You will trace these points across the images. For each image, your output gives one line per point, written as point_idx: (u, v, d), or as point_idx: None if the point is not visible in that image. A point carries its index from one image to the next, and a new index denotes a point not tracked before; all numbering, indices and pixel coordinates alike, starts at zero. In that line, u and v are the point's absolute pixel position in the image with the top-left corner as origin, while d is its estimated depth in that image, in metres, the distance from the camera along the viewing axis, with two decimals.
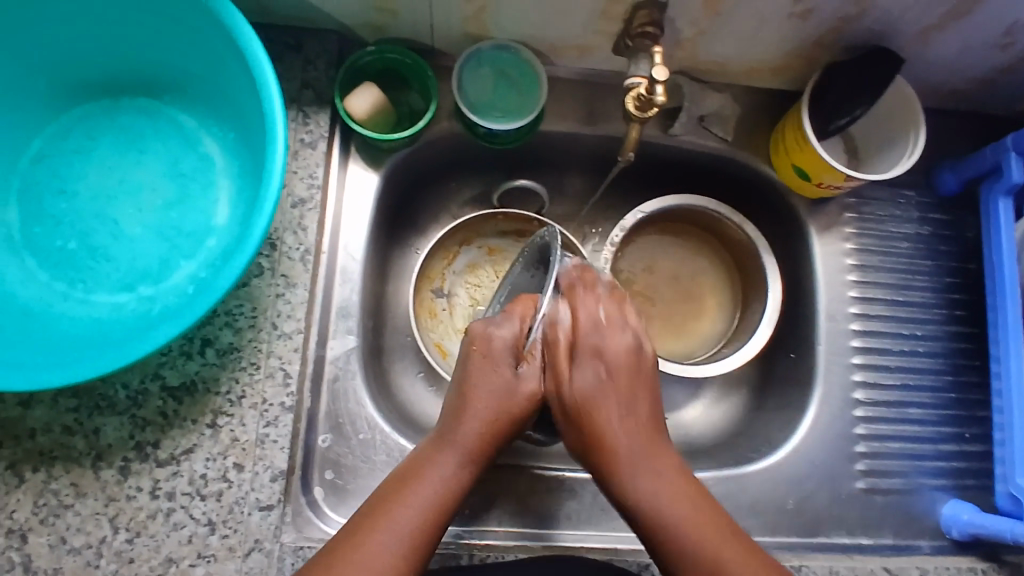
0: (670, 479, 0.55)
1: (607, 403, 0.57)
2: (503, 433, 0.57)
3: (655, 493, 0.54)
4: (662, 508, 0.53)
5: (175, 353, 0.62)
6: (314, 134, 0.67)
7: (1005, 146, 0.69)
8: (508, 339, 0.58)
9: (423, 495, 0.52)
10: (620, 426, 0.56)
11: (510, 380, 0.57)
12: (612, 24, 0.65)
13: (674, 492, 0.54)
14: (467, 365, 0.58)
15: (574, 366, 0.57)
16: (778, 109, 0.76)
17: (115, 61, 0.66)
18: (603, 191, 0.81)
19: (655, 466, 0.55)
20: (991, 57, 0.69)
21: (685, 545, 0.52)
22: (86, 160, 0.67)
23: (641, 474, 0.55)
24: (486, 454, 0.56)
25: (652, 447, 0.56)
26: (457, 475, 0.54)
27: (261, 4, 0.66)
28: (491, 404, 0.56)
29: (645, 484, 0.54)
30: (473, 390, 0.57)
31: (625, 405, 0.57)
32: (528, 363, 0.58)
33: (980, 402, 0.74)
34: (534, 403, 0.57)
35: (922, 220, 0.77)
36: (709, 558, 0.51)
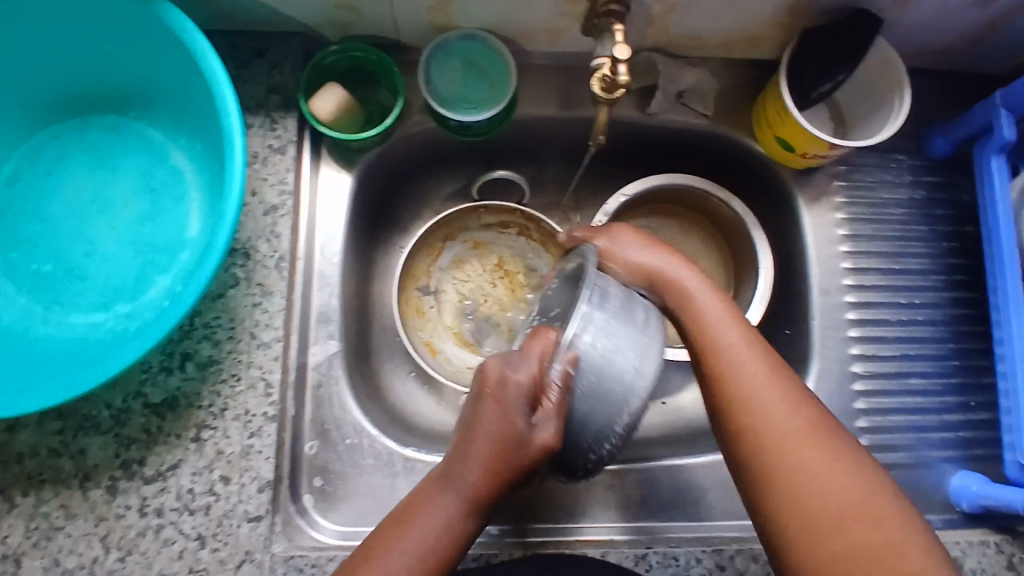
0: (767, 379, 0.50)
1: (709, 303, 0.54)
2: (509, 485, 0.47)
3: (772, 411, 0.49)
4: (769, 420, 0.49)
5: (156, 369, 0.62)
6: (282, 138, 0.66)
7: (994, 104, 0.66)
8: (524, 383, 0.46)
9: (416, 545, 0.47)
10: (730, 335, 0.52)
11: (521, 428, 0.46)
12: (578, 4, 0.64)
13: (784, 408, 0.49)
14: (475, 414, 0.47)
15: (617, 244, 0.58)
16: (758, 80, 0.74)
17: (79, 79, 0.66)
18: (585, 175, 0.80)
19: (760, 376, 0.50)
20: (977, 11, 0.66)
21: (778, 459, 0.48)
22: (56, 181, 0.66)
23: (756, 396, 0.50)
24: (495, 499, 0.48)
25: (763, 359, 0.51)
26: (458, 521, 0.48)
27: (219, 9, 0.65)
28: (500, 453, 0.46)
29: (755, 398, 0.50)
30: (477, 431, 0.47)
31: (732, 313, 0.54)
32: (545, 407, 0.47)
33: (983, 369, 0.71)
34: (547, 455, 0.47)
35: (916, 184, 0.74)
36: (805, 471, 0.47)
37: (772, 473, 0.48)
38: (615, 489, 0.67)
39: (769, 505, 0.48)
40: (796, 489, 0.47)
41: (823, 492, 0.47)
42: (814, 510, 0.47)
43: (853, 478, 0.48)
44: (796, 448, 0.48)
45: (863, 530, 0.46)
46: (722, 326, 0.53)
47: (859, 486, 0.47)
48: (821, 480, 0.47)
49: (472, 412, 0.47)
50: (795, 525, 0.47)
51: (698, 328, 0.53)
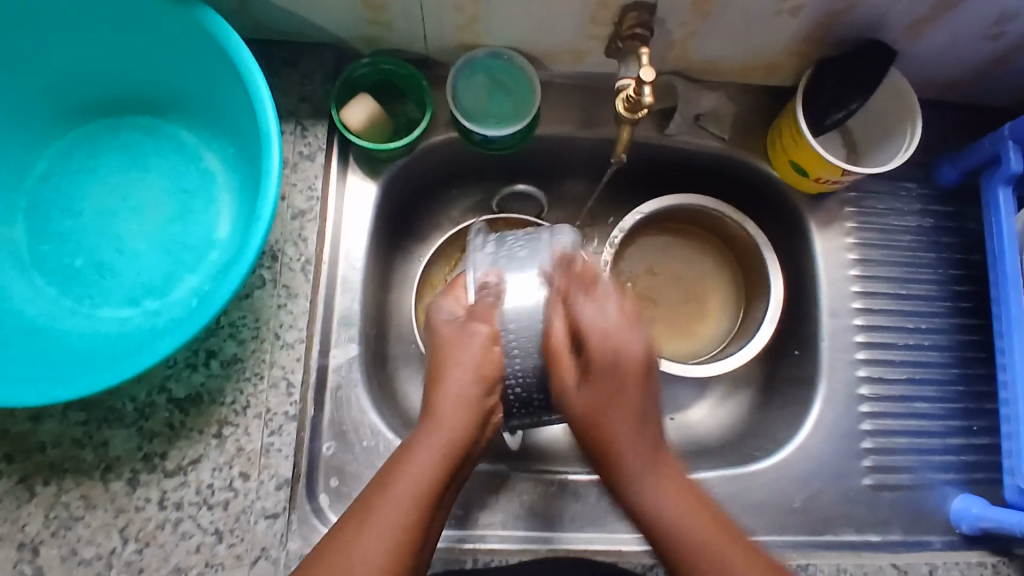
0: (670, 484, 0.53)
1: (626, 387, 0.53)
2: (477, 420, 0.54)
3: (660, 501, 0.53)
4: (665, 514, 0.52)
5: (180, 365, 0.63)
6: (313, 146, 0.68)
7: (1003, 136, 0.68)
8: (450, 311, 0.58)
9: (405, 490, 0.50)
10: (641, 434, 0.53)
11: (462, 334, 0.56)
12: (603, 27, 0.66)
13: (678, 495, 0.53)
14: (436, 341, 0.57)
15: (575, 300, 0.54)
16: (773, 107, 0.76)
17: (116, 82, 0.68)
18: (601, 193, 0.82)
19: (633, 448, 0.53)
20: (985, 47, 0.69)
21: (681, 523, 0.52)
22: (90, 178, 0.68)
23: (647, 489, 0.53)
24: (471, 432, 0.53)
25: (657, 461, 0.54)
26: (441, 459, 0.52)
27: (256, 19, 0.67)
28: (474, 366, 0.55)
29: (651, 489, 0.53)
30: (452, 358, 0.55)
31: (638, 393, 0.53)
32: (475, 312, 0.57)
33: (988, 395, 0.73)
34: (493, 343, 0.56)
35: (924, 213, 0.76)
36: (685, 540, 0.51)
37: (682, 546, 0.51)
38: None
39: None
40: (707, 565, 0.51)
41: None
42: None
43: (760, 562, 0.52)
44: (702, 543, 0.51)
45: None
46: (631, 456, 0.53)
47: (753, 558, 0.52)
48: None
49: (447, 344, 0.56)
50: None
51: (610, 439, 0.53)
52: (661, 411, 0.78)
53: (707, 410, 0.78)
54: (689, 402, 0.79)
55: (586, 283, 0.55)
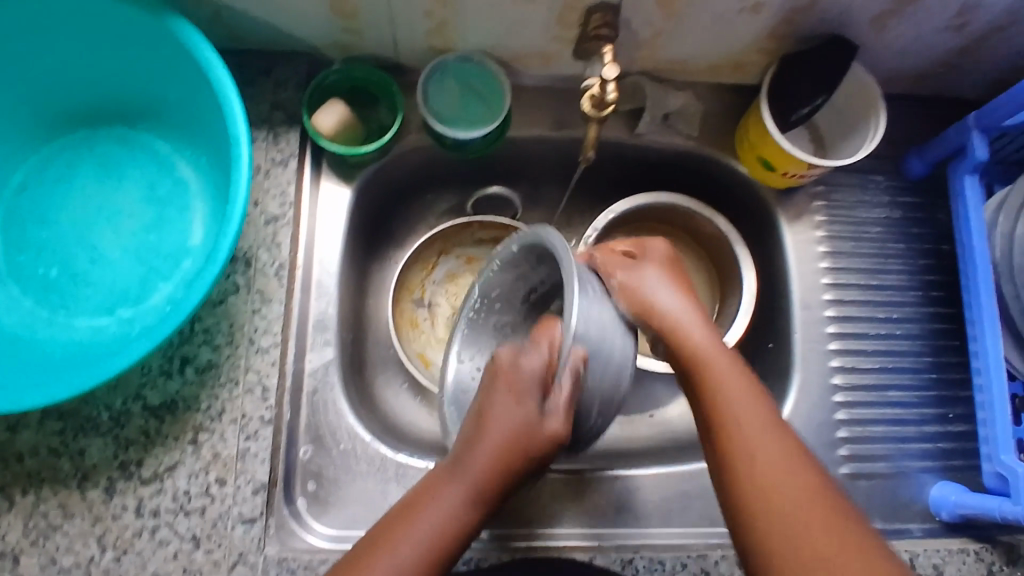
0: (756, 430, 0.52)
1: (693, 326, 0.57)
2: (508, 486, 0.51)
3: (749, 458, 0.51)
4: (750, 460, 0.50)
5: (155, 372, 0.63)
6: (284, 152, 0.69)
7: (967, 125, 0.69)
8: (536, 368, 0.51)
9: (421, 544, 0.49)
10: (720, 361, 0.55)
11: (532, 414, 0.50)
12: (569, 29, 0.67)
13: (768, 449, 0.51)
14: (486, 407, 0.51)
15: (642, 271, 0.59)
16: (741, 105, 0.77)
17: (89, 93, 0.69)
18: (575, 194, 0.82)
19: (739, 389, 0.54)
20: (947, 39, 0.70)
21: (740, 443, 0.51)
22: (65, 188, 0.69)
23: (737, 455, 0.51)
24: (497, 490, 0.50)
25: (761, 427, 0.52)
26: (462, 513, 0.50)
27: (227, 29, 0.68)
28: (512, 435, 0.50)
29: (732, 410, 0.53)
30: (490, 418, 0.50)
31: (729, 370, 0.55)
32: (555, 397, 0.50)
33: (961, 383, 0.74)
34: (557, 444, 0.50)
35: (893, 205, 0.77)
36: (765, 488, 0.49)
37: (735, 482, 0.51)
38: (602, 497, 0.69)
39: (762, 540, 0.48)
40: (758, 491, 0.49)
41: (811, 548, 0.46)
42: (763, 493, 0.49)
43: (825, 509, 0.48)
44: (773, 484, 0.49)
45: (816, 526, 0.47)
46: (737, 408, 0.53)
47: (819, 503, 0.48)
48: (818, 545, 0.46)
49: (485, 406, 0.51)
50: (778, 539, 0.47)
51: (708, 390, 0.54)
52: (639, 408, 0.79)
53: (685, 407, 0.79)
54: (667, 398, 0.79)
55: (631, 258, 0.61)
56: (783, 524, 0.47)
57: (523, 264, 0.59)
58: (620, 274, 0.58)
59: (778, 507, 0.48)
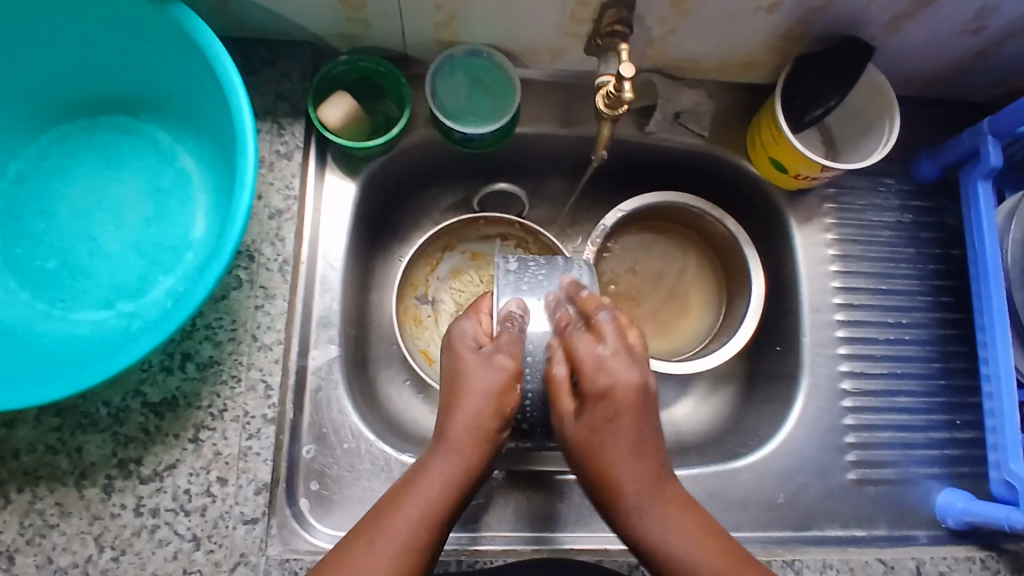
0: (687, 529, 0.49)
1: (607, 444, 0.49)
2: (491, 450, 0.52)
3: (671, 539, 0.49)
4: (685, 557, 0.48)
5: (155, 368, 0.62)
6: (289, 145, 0.67)
7: (982, 130, 0.69)
8: (469, 328, 0.56)
9: (416, 506, 0.49)
10: (624, 459, 0.49)
11: (475, 359, 0.53)
12: (582, 24, 0.66)
13: (689, 531, 0.49)
14: (454, 367, 0.53)
15: (577, 350, 0.51)
16: (753, 104, 0.76)
17: (88, 81, 0.67)
18: (583, 192, 0.81)
19: (645, 484, 0.49)
20: (962, 42, 0.69)
21: (675, 548, 0.49)
22: (64, 178, 0.67)
23: (652, 524, 0.49)
24: (481, 455, 0.51)
25: (685, 517, 0.50)
26: (451, 480, 0.51)
27: (232, 17, 0.66)
28: (490, 396, 0.52)
29: (664, 533, 0.49)
30: (466, 384, 0.52)
31: (628, 440, 0.49)
32: (493, 341, 0.54)
33: (969, 389, 0.73)
34: (509, 376, 0.52)
35: (903, 208, 0.77)
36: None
37: (672, 574, 0.48)
38: None
39: None
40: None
41: None
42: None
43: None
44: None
45: None
46: (632, 489, 0.49)
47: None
48: None
49: (455, 368, 0.53)
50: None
51: (609, 485, 0.49)
52: None
53: (691, 408, 0.78)
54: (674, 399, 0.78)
55: (586, 316, 0.53)
56: None
57: (513, 261, 0.60)
58: (567, 337, 0.52)
59: None
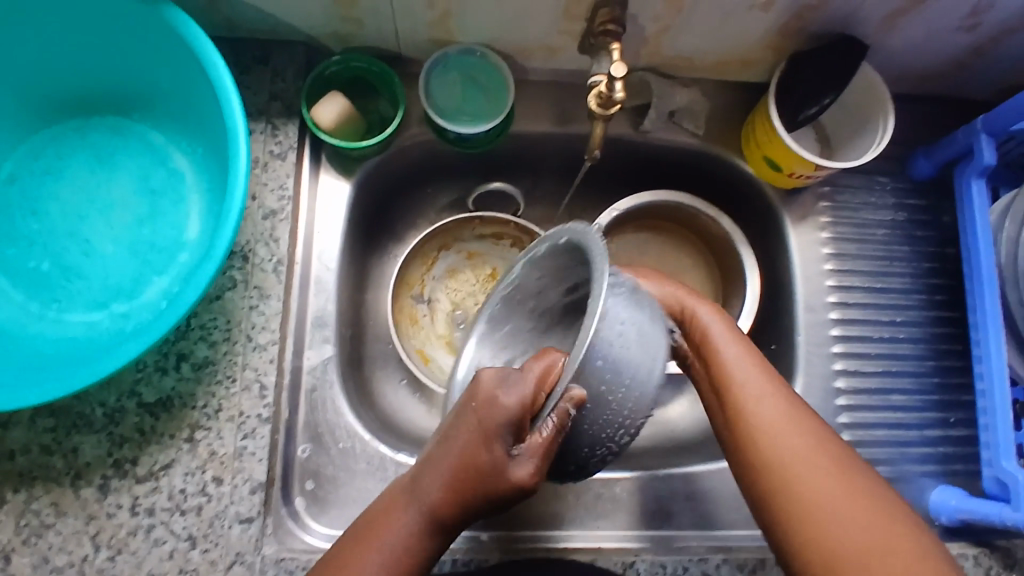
0: (774, 411, 0.54)
1: (730, 363, 0.57)
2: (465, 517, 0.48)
3: (779, 438, 0.53)
4: (776, 446, 0.53)
5: (150, 369, 0.62)
6: (283, 145, 0.67)
7: (976, 128, 0.69)
8: (513, 407, 0.45)
9: (381, 554, 0.48)
10: (739, 361, 0.57)
11: (498, 458, 0.45)
12: (576, 22, 0.66)
13: (782, 425, 0.54)
14: (454, 427, 0.47)
15: (641, 278, 0.62)
16: (748, 102, 0.76)
17: (81, 82, 0.67)
18: (578, 191, 0.82)
19: (750, 374, 0.56)
20: (957, 39, 0.69)
21: (766, 442, 0.53)
22: (57, 179, 0.67)
23: (761, 419, 0.54)
24: (456, 519, 0.48)
25: (779, 411, 0.54)
26: (419, 536, 0.48)
27: (225, 17, 0.66)
28: (467, 471, 0.46)
29: (771, 429, 0.53)
30: (453, 454, 0.47)
31: (737, 359, 0.57)
32: (528, 442, 0.46)
33: (963, 387, 0.73)
34: (517, 490, 0.46)
35: (898, 206, 0.77)
36: (783, 467, 0.52)
37: (759, 462, 0.53)
38: (603, 498, 0.68)
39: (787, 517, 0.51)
40: (806, 513, 0.50)
41: (834, 511, 0.50)
42: (814, 496, 0.51)
43: (867, 502, 0.50)
44: (795, 459, 0.52)
45: (845, 509, 0.50)
46: (738, 380, 0.56)
47: (861, 491, 0.51)
48: (838, 506, 0.50)
49: (449, 433, 0.47)
50: (820, 541, 0.49)
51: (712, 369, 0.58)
52: None
53: (687, 407, 0.78)
54: (670, 397, 0.78)
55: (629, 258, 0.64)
56: (815, 503, 0.51)
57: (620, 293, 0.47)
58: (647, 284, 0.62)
59: (806, 491, 0.51)
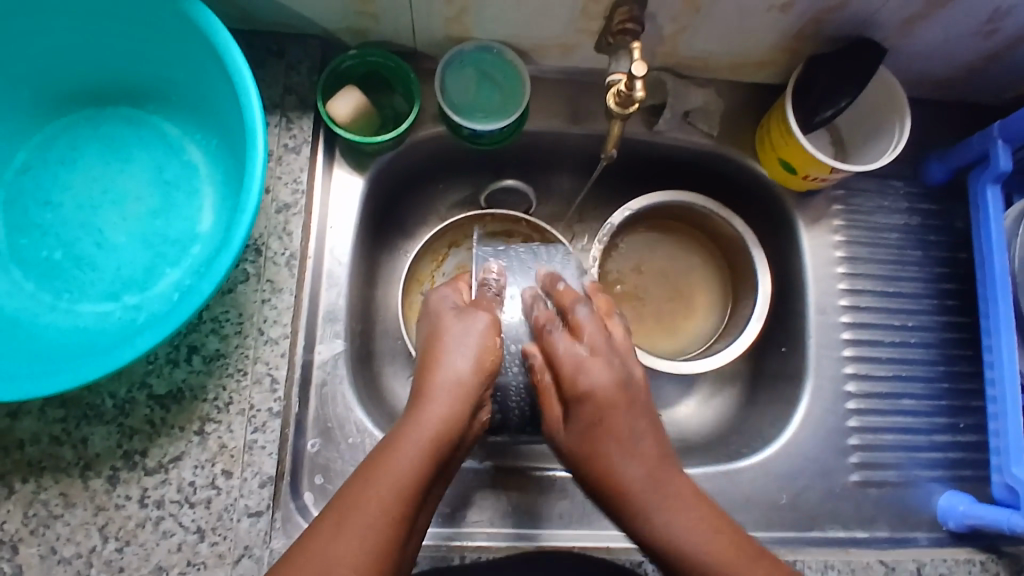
0: (676, 511, 0.52)
1: (612, 434, 0.54)
2: (459, 424, 0.52)
3: (685, 529, 0.51)
4: (685, 540, 0.51)
5: (161, 360, 0.62)
6: (297, 139, 0.67)
7: (992, 134, 0.68)
8: (446, 298, 0.60)
9: (378, 492, 0.47)
10: (635, 470, 0.53)
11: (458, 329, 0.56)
12: (593, 21, 0.65)
13: (695, 519, 0.52)
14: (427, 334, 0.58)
15: (564, 350, 0.55)
16: (763, 104, 0.76)
17: (96, 71, 0.66)
18: (591, 190, 0.81)
19: (627, 473, 0.53)
20: (976, 44, 0.69)
21: (664, 536, 0.51)
22: (70, 169, 0.67)
23: (676, 522, 0.51)
24: (450, 435, 0.51)
25: (682, 509, 0.52)
26: (421, 461, 0.49)
27: (241, 10, 0.66)
28: (472, 359, 0.54)
29: (675, 526, 0.51)
30: (445, 349, 0.55)
31: (628, 425, 0.54)
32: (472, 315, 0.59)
33: (973, 393, 0.73)
34: (489, 349, 0.55)
35: (911, 211, 0.76)
36: (689, 558, 0.50)
37: (668, 551, 0.51)
38: None
39: None
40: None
41: None
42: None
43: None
44: (722, 564, 0.49)
45: None
46: (636, 477, 0.53)
47: None
48: None
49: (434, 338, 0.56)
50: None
51: (610, 473, 0.53)
52: None
53: (694, 408, 0.78)
54: (677, 398, 0.79)
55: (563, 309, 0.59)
56: None
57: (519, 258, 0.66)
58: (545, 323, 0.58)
59: None
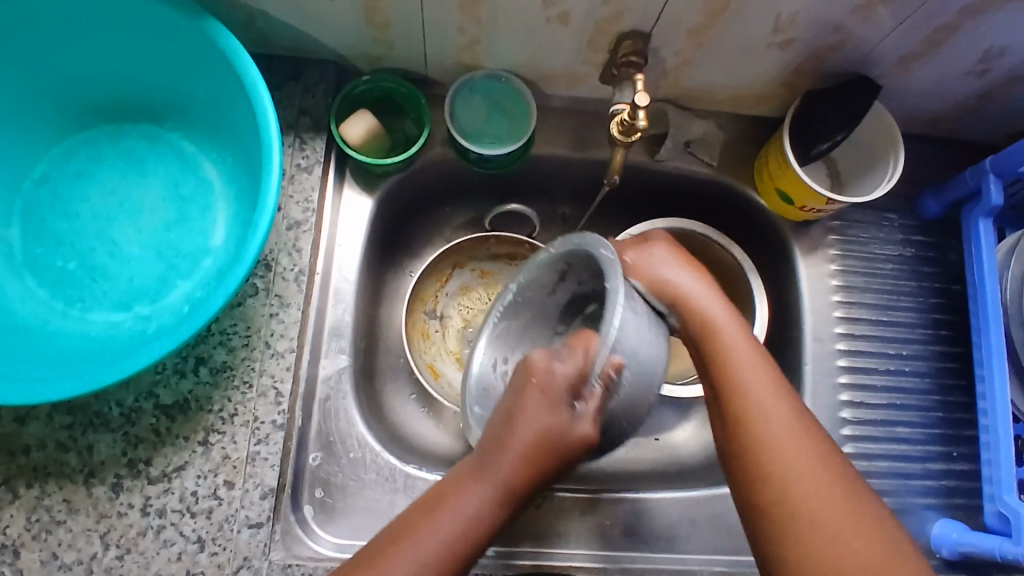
0: (784, 412, 0.53)
1: (740, 362, 0.55)
2: (541, 477, 0.51)
3: (781, 447, 0.51)
4: (788, 461, 0.51)
5: (169, 371, 0.63)
6: (310, 159, 0.69)
7: (984, 169, 0.71)
8: (571, 373, 0.51)
9: (451, 526, 0.48)
10: (753, 368, 0.55)
11: (565, 420, 0.50)
12: (599, 54, 0.68)
13: (799, 448, 0.51)
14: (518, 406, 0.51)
15: (664, 267, 0.60)
16: (761, 136, 0.78)
17: (118, 89, 0.69)
18: (593, 216, 0.83)
19: (763, 393, 0.54)
20: (970, 83, 0.71)
21: (784, 470, 0.51)
22: (88, 183, 0.69)
23: (774, 427, 0.52)
24: (524, 490, 0.50)
25: (809, 458, 0.51)
26: (488, 510, 0.49)
27: (261, 34, 0.68)
28: (543, 434, 0.50)
29: (768, 429, 0.52)
30: (522, 419, 0.51)
31: (745, 348, 0.56)
32: (586, 401, 0.51)
33: (967, 422, 0.74)
34: (587, 445, 0.51)
35: (906, 243, 0.78)
36: (793, 486, 0.50)
37: (771, 468, 0.51)
38: (607, 519, 0.69)
39: (779, 525, 0.50)
40: (801, 532, 0.49)
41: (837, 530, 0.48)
42: (819, 512, 0.49)
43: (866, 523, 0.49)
44: (814, 480, 0.50)
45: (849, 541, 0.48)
46: (755, 394, 0.54)
47: (862, 512, 0.50)
48: (828, 515, 0.49)
49: (515, 406, 0.51)
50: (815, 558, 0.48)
51: (722, 380, 0.55)
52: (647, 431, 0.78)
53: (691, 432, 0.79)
54: (674, 423, 0.79)
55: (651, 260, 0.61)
56: (807, 530, 0.49)
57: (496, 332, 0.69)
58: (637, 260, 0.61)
59: (807, 514, 0.49)
